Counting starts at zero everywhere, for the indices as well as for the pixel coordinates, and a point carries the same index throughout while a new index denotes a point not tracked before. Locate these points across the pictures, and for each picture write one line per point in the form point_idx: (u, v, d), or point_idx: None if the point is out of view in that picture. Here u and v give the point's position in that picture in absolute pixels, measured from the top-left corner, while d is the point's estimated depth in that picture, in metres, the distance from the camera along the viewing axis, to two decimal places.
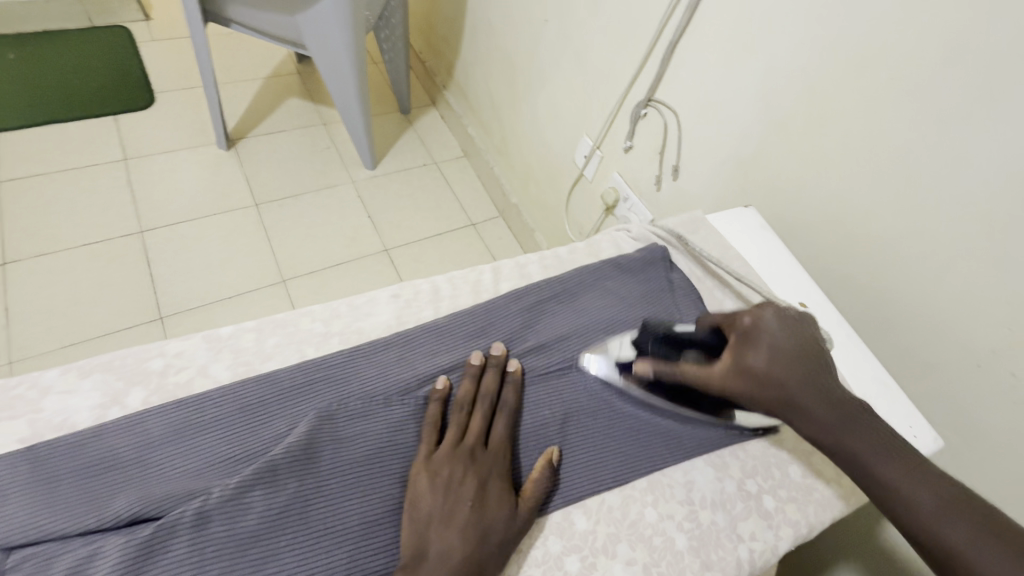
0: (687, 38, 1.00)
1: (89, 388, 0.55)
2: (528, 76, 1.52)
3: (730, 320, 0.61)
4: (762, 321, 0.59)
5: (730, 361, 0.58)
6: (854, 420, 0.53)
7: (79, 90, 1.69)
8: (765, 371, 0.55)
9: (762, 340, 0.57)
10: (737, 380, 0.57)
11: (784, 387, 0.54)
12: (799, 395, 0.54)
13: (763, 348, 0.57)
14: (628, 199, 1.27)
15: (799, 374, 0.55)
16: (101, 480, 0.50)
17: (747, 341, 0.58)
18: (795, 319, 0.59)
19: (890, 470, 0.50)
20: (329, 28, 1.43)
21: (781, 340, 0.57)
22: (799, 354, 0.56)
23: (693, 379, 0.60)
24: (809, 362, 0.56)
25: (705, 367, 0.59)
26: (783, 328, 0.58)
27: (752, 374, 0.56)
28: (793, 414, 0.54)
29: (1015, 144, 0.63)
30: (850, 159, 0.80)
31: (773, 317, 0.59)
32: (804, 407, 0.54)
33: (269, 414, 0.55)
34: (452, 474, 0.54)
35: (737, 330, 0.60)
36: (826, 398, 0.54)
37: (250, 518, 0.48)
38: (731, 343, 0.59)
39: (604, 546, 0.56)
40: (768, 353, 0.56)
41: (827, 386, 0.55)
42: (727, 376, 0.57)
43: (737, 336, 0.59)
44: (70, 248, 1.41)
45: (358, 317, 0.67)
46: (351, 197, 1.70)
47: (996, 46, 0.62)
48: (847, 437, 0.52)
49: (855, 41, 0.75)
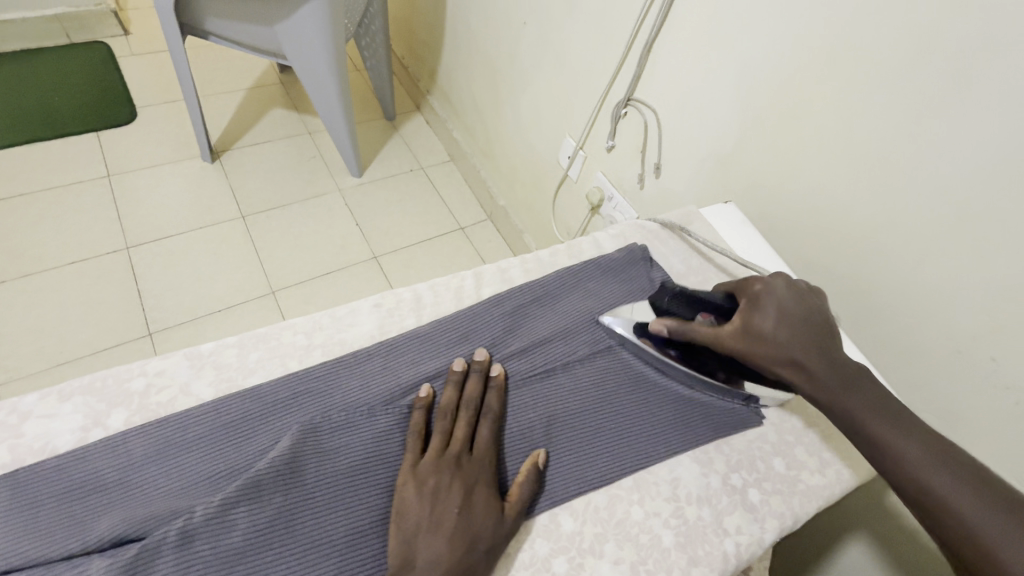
0: (663, 37, 1.01)
1: (69, 411, 0.55)
2: (510, 79, 1.52)
3: (742, 287, 0.66)
4: (773, 288, 0.63)
5: (740, 320, 0.62)
6: (853, 385, 0.57)
7: (59, 108, 1.68)
8: (773, 333, 0.60)
9: (772, 304, 0.61)
10: (746, 339, 0.61)
11: (791, 351, 0.59)
12: (805, 357, 0.58)
13: (774, 311, 0.61)
14: (612, 198, 1.28)
15: (806, 338, 0.59)
16: (85, 503, 0.50)
17: (757, 306, 0.62)
18: (804, 290, 0.63)
19: (886, 433, 0.54)
20: (309, 37, 1.42)
21: (792, 308, 0.61)
22: (806, 320, 0.61)
23: (703, 338, 0.63)
24: (819, 328, 0.60)
25: (716, 327, 0.63)
26: (793, 297, 0.62)
27: (761, 334, 0.60)
28: (799, 375, 0.58)
29: (984, 132, 0.64)
30: (826, 151, 0.81)
31: (784, 284, 0.63)
32: (809, 371, 0.58)
33: (252, 430, 0.55)
34: (438, 483, 0.54)
35: (750, 296, 0.64)
36: (830, 361, 0.58)
37: (235, 534, 0.48)
38: (742, 308, 0.63)
39: (591, 547, 0.56)
40: (778, 317, 0.60)
41: (831, 352, 0.59)
42: (736, 333, 0.61)
43: (747, 301, 0.63)
44: (56, 268, 1.40)
45: (340, 328, 0.67)
46: (339, 205, 1.70)
47: (962, 37, 0.63)
48: (846, 399, 0.56)
49: (826, 36, 0.76)
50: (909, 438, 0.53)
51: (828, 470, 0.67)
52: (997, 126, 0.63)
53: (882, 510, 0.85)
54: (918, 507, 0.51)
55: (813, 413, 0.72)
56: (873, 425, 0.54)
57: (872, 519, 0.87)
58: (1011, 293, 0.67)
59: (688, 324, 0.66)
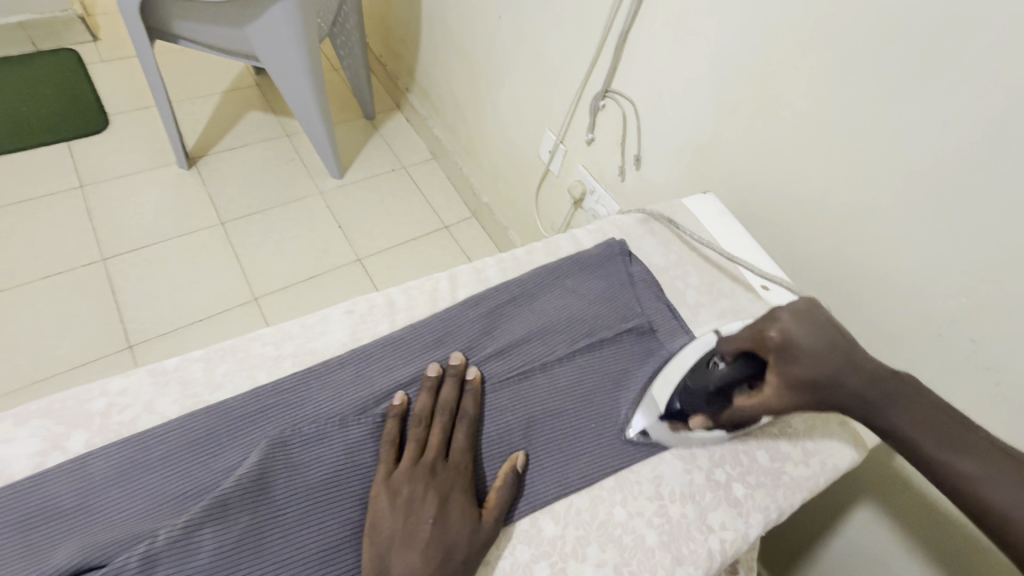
0: (637, 27, 0.99)
1: (26, 435, 0.53)
2: (488, 74, 1.50)
3: (755, 342, 0.57)
4: (788, 332, 0.54)
5: (779, 386, 0.55)
6: (897, 394, 0.51)
7: (27, 117, 1.64)
8: (816, 380, 0.53)
9: (799, 355, 0.54)
10: (796, 404, 0.55)
11: (836, 384, 0.53)
12: (846, 382, 0.52)
13: (804, 359, 0.53)
14: (594, 192, 1.27)
15: (844, 367, 0.53)
16: (44, 530, 0.48)
17: (788, 364, 0.54)
18: (808, 312, 0.56)
19: (928, 441, 0.48)
20: (278, 38, 1.39)
21: (816, 343, 0.54)
22: (832, 346, 0.54)
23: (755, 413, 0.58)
24: (844, 348, 0.54)
25: (760, 401, 0.57)
26: (808, 328, 0.54)
27: (806, 388, 0.54)
28: (851, 404, 0.52)
29: (957, 113, 0.63)
30: (802, 138, 0.80)
31: (792, 320, 0.55)
32: (854, 392, 0.52)
33: (218, 446, 0.54)
34: (413, 493, 0.52)
35: (771, 354, 0.55)
36: (868, 377, 0.52)
37: (201, 557, 0.46)
38: (772, 367, 0.55)
39: (574, 550, 0.55)
40: (812, 364, 0.53)
41: (868, 366, 0.53)
42: (784, 403, 0.55)
43: (775, 358, 0.55)
44: (31, 282, 1.37)
45: (311, 336, 0.65)
46: (320, 208, 1.67)
47: (933, 16, 0.62)
48: (895, 415, 0.50)
49: (797, 21, 0.75)
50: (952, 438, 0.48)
51: (812, 461, 0.67)
52: (970, 108, 0.62)
53: (880, 490, 0.85)
54: None
55: None
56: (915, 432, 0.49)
57: (866, 500, 0.87)
58: (990, 276, 0.66)
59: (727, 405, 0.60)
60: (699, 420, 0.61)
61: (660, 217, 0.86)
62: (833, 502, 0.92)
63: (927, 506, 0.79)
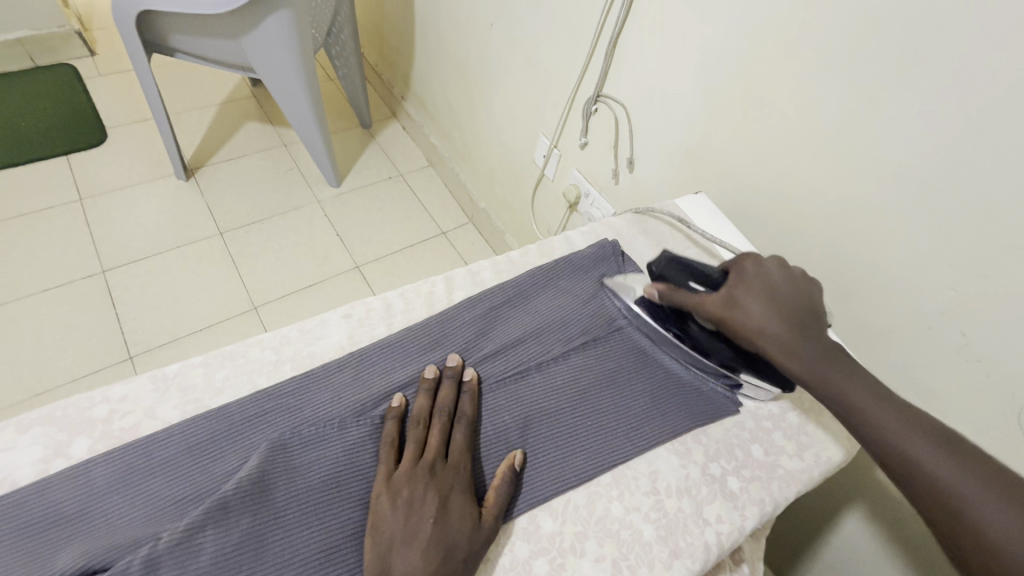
0: (627, 32, 1.01)
1: (29, 443, 0.54)
2: (482, 82, 1.52)
3: (735, 263, 0.68)
4: (765, 267, 0.66)
5: (727, 291, 0.65)
6: (829, 359, 0.58)
7: (27, 132, 1.65)
8: (755, 305, 0.62)
9: (757, 282, 0.64)
10: (727, 308, 0.63)
11: (766, 321, 0.61)
12: (781, 323, 0.61)
13: (761, 288, 0.63)
14: (589, 195, 1.28)
15: (787, 315, 0.61)
16: (46, 537, 0.48)
17: (744, 280, 0.65)
18: (795, 274, 0.66)
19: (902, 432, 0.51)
20: (274, 50, 1.41)
21: (780, 286, 0.64)
22: (792, 299, 0.63)
23: (690, 305, 0.66)
24: (802, 307, 0.63)
25: (702, 294, 0.66)
26: (783, 277, 0.65)
27: (744, 307, 0.63)
28: (774, 346, 0.60)
29: (938, 112, 0.65)
30: (790, 138, 0.82)
31: (775, 265, 0.66)
32: (782, 338, 0.60)
33: (219, 450, 0.55)
34: (412, 494, 0.53)
35: (740, 271, 0.66)
36: (807, 335, 0.60)
37: (202, 560, 0.47)
38: (733, 279, 0.66)
39: (572, 546, 0.56)
40: (759, 294, 0.63)
41: (812, 330, 0.61)
42: (720, 303, 0.64)
43: (739, 274, 0.66)
44: (32, 295, 1.38)
45: (309, 341, 0.66)
46: (319, 216, 1.68)
47: (913, 19, 0.63)
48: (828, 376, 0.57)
49: (780, 24, 0.76)
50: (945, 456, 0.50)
51: (806, 454, 0.68)
52: (950, 105, 0.63)
53: (876, 485, 0.85)
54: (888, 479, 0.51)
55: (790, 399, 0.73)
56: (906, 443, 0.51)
57: (862, 494, 0.87)
58: (978, 269, 0.67)
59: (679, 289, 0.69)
60: (653, 285, 0.71)
61: (658, 213, 0.89)
62: (828, 498, 0.93)
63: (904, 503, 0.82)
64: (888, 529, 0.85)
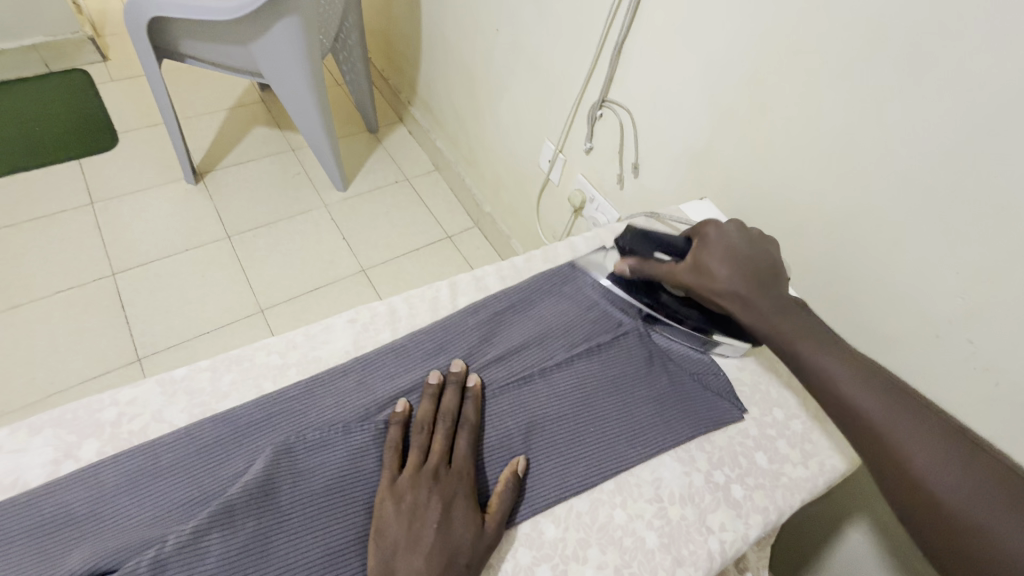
0: (632, 38, 1.01)
1: (40, 445, 0.54)
2: (488, 86, 1.52)
3: (698, 229, 0.72)
4: (723, 231, 0.69)
5: (692, 259, 0.69)
6: (788, 311, 0.62)
7: (41, 137, 1.68)
8: (718, 266, 0.66)
9: (719, 247, 0.68)
10: (694, 276, 0.68)
11: (729, 282, 0.65)
12: (741, 282, 0.65)
13: (721, 251, 0.67)
14: (594, 200, 1.28)
15: (748, 273, 0.65)
16: (55, 538, 0.49)
17: (708, 246, 0.68)
18: (753, 233, 0.70)
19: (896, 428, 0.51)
20: (283, 55, 1.42)
21: (739, 247, 0.67)
22: (751, 257, 0.67)
23: (661, 275, 0.71)
24: (761, 265, 0.66)
25: (670, 264, 0.70)
26: (742, 239, 0.69)
27: (708, 272, 0.67)
28: (737, 305, 0.64)
29: (944, 120, 0.64)
30: (795, 144, 0.82)
31: (734, 227, 0.69)
32: (743, 298, 0.64)
33: (226, 453, 0.55)
34: (417, 499, 0.53)
35: (702, 237, 0.70)
36: (766, 290, 0.64)
37: (208, 562, 0.47)
38: (696, 246, 0.70)
39: (575, 553, 0.56)
40: (722, 257, 0.66)
41: (771, 285, 0.65)
42: (687, 271, 0.68)
43: (700, 240, 0.70)
44: (44, 297, 1.39)
45: (315, 346, 0.67)
46: (325, 220, 1.70)
47: (919, 28, 0.63)
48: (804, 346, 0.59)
49: (786, 31, 0.77)
50: (958, 470, 0.47)
51: (810, 462, 0.68)
52: (956, 113, 0.63)
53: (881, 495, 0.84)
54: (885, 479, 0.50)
55: (794, 405, 0.73)
56: (913, 453, 0.49)
57: (867, 504, 0.87)
58: (984, 277, 0.67)
59: (648, 261, 0.73)
60: (624, 259, 0.75)
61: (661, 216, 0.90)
62: (833, 507, 0.92)
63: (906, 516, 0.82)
64: (894, 540, 0.84)
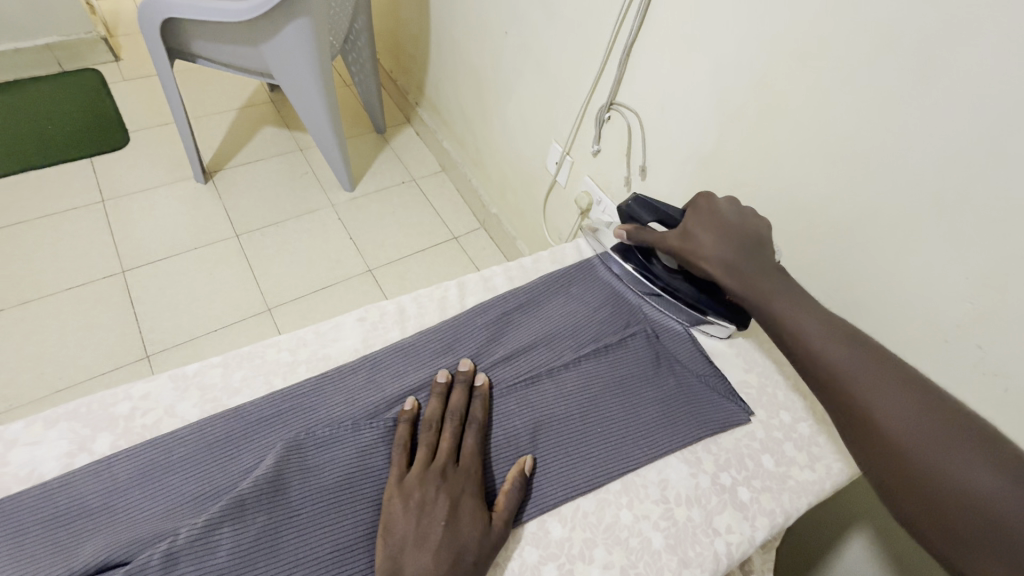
0: (641, 42, 1.02)
1: (54, 437, 0.55)
2: (496, 88, 1.53)
3: (692, 202, 0.76)
4: (714, 203, 0.73)
5: (683, 227, 0.73)
6: (771, 275, 0.67)
7: (54, 135, 1.70)
8: (704, 233, 0.71)
9: (708, 216, 0.72)
10: (683, 241, 0.72)
11: (713, 248, 0.70)
12: (724, 248, 0.69)
13: (710, 220, 0.72)
14: (601, 203, 1.29)
15: (733, 240, 0.69)
16: (69, 529, 0.50)
17: (698, 215, 0.73)
18: (743, 208, 0.74)
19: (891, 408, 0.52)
20: (294, 56, 1.43)
21: (728, 217, 0.72)
22: (739, 227, 0.71)
23: (652, 241, 0.75)
24: (748, 234, 0.70)
25: (664, 232, 0.75)
26: (733, 210, 0.73)
27: (694, 238, 0.71)
28: (720, 269, 0.69)
29: (953, 126, 0.64)
30: (804, 148, 0.82)
31: (725, 200, 0.73)
32: (729, 263, 0.68)
33: (237, 448, 0.56)
34: (425, 496, 0.54)
35: (694, 208, 0.74)
36: (749, 256, 0.69)
37: (219, 555, 0.48)
38: (688, 216, 0.74)
39: (581, 552, 0.56)
40: (713, 227, 0.71)
41: (756, 252, 0.69)
42: (677, 237, 0.73)
43: (693, 211, 0.74)
44: (55, 293, 1.41)
45: (324, 344, 0.67)
46: (332, 220, 1.71)
47: (928, 34, 0.63)
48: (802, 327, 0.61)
49: (795, 36, 0.77)
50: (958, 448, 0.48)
51: (817, 465, 0.68)
52: (965, 119, 0.63)
53: (885, 502, 0.84)
54: (885, 461, 0.51)
55: (800, 409, 0.73)
56: (914, 440, 0.50)
57: (872, 510, 0.86)
58: (994, 283, 0.66)
59: (645, 229, 0.77)
60: (622, 227, 0.78)
61: None
62: (837, 513, 0.92)
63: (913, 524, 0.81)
64: (898, 548, 0.83)
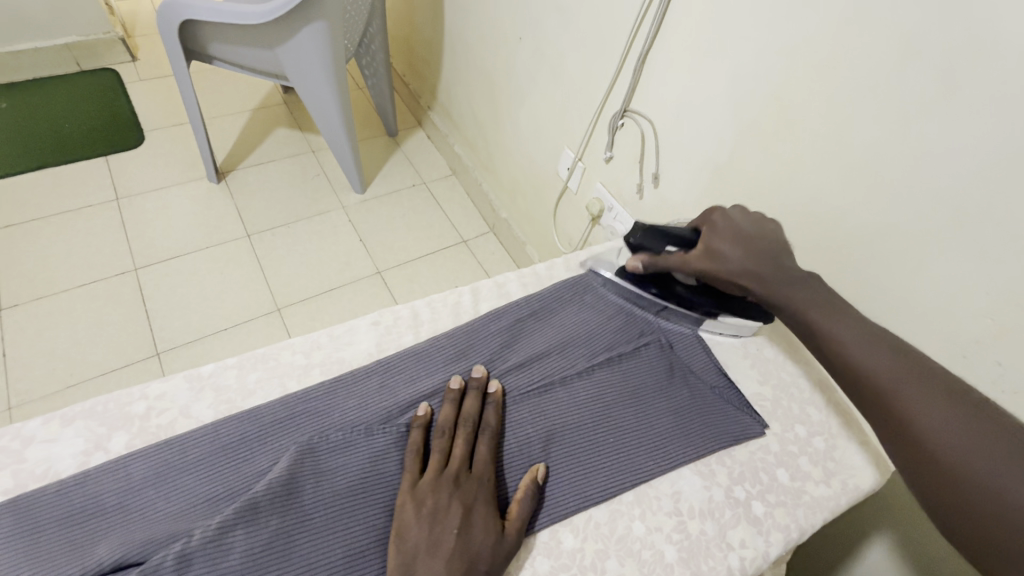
0: (657, 49, 1.02)
1: (70, 436, 0.56)
2: (509, 93, 1.53)
3: (703, 219, 0.74)
4: (729, 218, 0.71)
5: (702, 246, 0.71)
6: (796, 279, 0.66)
7: (70, 133, 1.72)
8: (727, 249, 0.69)
9: (728, 230, 0.70)
10: (707, 261, 0.70)
11: (740, 263, 0.68)
12: (750, 261, 0.68)
13: (730, 235, 0.70)
14: (612, 209, 1.29)
15: (757, 253, 0.68)
16: (84, 527, 0.50)
17: (717, 232, 0.71)
18: (755, 215, 0.73)
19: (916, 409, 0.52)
20: (310, 59, 1.44)
21: (748, 229, 0.70)
22: (758, 236, 0.70)
23: (674, 265, 0.73)
24: (771, 241, 0.69)
25: (682, 254, 0.72)
26: (748, 221, 0.71)
27: (718, 254, 0.69)
28: (748, 282, 0.67)
29: (975, 140, 0.64)
30: (821, 158, 0.81)
31: (738, 212, 0.72)
32: (757, 274, 0.67)
33: (250, 451, 0.56)
34: (437, 503, 0.54)
35: (710, 226, 0.72)
36: (775, 263, 0.67)
37: (232, 557, 0.48)
38: (704, 235, 0.72)
39: (593, 564, 0.55)
40: (732, 239, 0.69)
41: (778, 260, 0.68)
42: (700, 257, 0.70)
43: (709, 229, 0.72)
44: (68, 290, 1.42)
45: (338, 347, 0.68)
46: (342, 221, 1.71)
47: (951, 47, 0.63)
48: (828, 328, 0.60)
49: (814, 46, 0.76)
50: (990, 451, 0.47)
51: (833, 481, 0.67)
52: (991, 134, 0.62)
53: (898, 518, 0.83)
54: (912, 459, 0.51)
55: (815, 423, 0.72)
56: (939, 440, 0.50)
57: (885, 526, 0.85)
58: (1016, 299, 0.65)
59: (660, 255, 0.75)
60: (637, 257, 0.77)
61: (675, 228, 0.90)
62: (849, 528, 0.91)
63: (926, 541, 0.80)
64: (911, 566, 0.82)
